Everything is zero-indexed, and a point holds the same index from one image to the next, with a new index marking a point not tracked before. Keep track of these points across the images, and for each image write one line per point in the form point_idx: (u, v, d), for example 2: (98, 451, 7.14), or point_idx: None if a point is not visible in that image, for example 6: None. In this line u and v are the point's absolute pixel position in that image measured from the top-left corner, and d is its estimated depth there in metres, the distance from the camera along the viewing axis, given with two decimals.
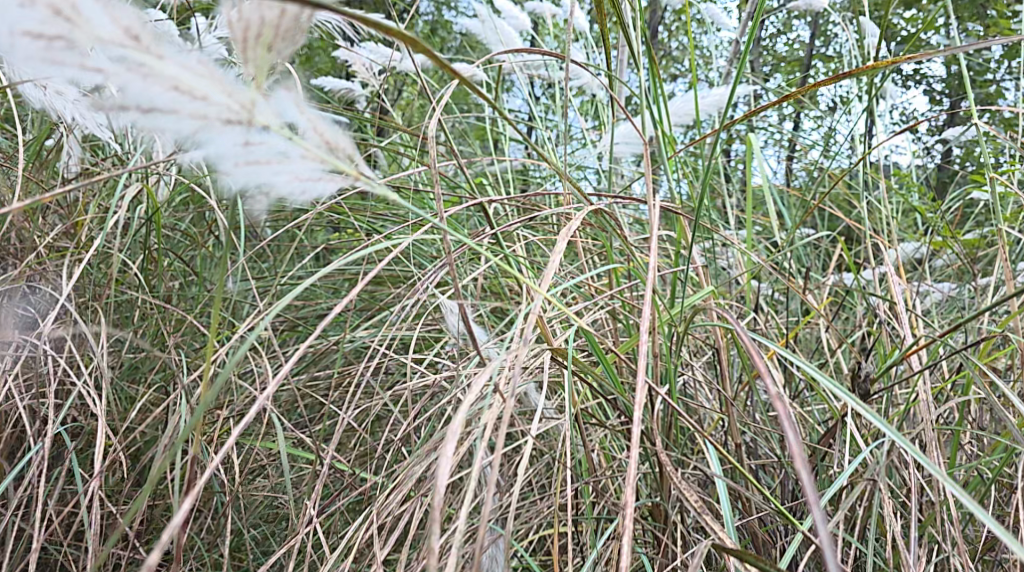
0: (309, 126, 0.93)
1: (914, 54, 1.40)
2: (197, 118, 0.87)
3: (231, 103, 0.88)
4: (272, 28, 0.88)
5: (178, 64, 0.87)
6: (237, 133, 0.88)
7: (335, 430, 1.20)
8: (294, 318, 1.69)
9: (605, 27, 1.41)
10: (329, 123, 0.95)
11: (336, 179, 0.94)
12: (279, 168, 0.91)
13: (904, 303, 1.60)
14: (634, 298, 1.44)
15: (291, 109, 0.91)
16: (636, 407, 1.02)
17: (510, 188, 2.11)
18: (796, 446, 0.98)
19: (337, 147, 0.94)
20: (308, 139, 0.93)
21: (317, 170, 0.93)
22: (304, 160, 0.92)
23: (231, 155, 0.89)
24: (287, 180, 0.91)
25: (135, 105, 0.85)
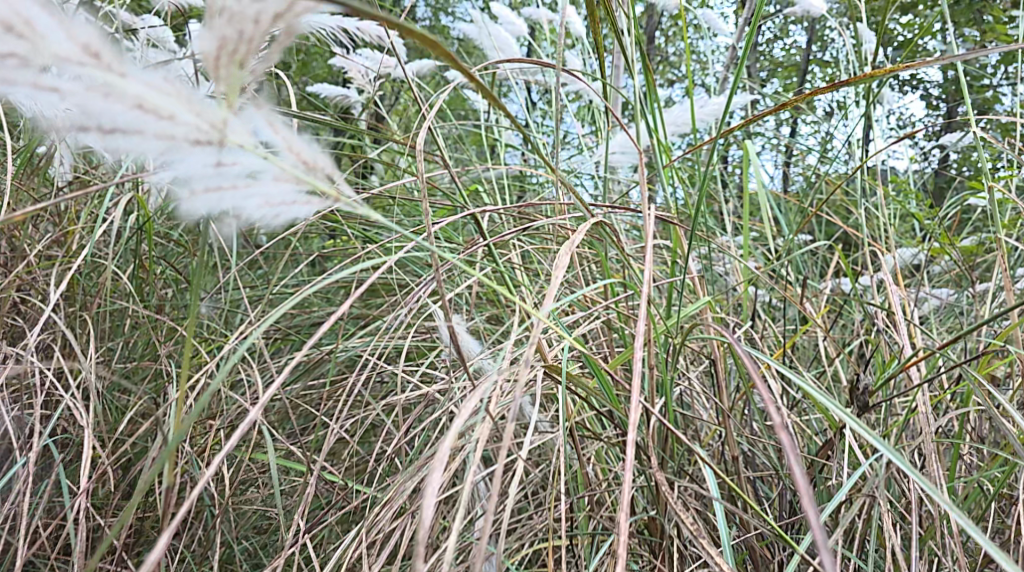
0: (284, 145, 0.95)
1: (910, 61, 1.39)
2: (163, 137, 0.88)
3: (200, 123, 0.89)
4: (246, 43, 0.88)
5: (143, 82, 0.88)
6: (207, 154, 0.90)
7: (327, 444, 1.19)
8: (288, 327, 1.67)
9: (599, 34, 1.40)
10: (305, 142, 0.96)
11: (312, 199, 0.97)
12: (249, 191, 0.93)
13: (903, 312, 1.58)
14: (629, 307, 1.43)
15: (265, 129, 0.93)
16: (631, 420, 1.01)
17: (506, 195, 2.10)
18: (795, 461, 0.97)
19: (314, 166, 0.96)
20: (284, 159, 0.95)
21: (290, 191, 0.95)
22: (276, 182, 0.94)
23: (200, 177, 0.91)
24: (258, 204, 0.94)
25: (96, 125, 0.86)
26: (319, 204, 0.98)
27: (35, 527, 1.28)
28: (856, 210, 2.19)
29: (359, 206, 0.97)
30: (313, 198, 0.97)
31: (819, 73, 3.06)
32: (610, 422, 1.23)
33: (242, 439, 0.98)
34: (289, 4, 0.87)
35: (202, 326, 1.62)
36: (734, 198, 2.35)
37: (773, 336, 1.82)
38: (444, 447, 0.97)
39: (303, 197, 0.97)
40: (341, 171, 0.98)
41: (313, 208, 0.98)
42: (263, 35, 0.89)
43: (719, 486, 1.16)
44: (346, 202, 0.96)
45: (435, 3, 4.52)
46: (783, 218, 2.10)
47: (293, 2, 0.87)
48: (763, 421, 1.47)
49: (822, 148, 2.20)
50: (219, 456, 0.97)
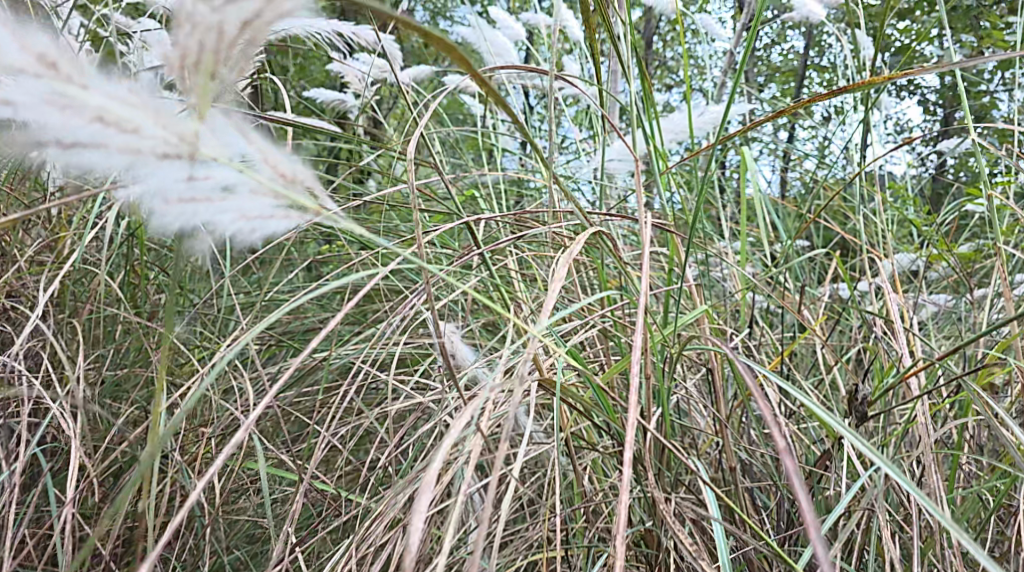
0: (259, 158, 0.94)
1: (909, 68, 1.38)
2: (128, 151, 0.87)
3: (168, 136, 0.89)
4: (209, 54, 0.88)
5: (104, 94, 0.88)
6: (178, 167, 0.89)
7: (320, 454, 1.17)
8: (282, 334, 1.66)
9: (596, 40, 1.39)
10: (282, 155, 0.96)
11: (291, 214, 0.95)
12: (224, 205, 0.91)
13: (902, 321, 1.57)
14: (627, 316, 1.42)
15: (240, 141, 0.93)
16: (629, 432, 0.99)
17: (503, 201, 2.09)
18: (797, 474, 0.96)
19: (294, 181, 0.96)
20: (260, 172, 0.94)
21: (268, 206, 0.93)
22: (253, 196, 0.92)
23: (172, 190, 0.89)
24: (234, 218, 0.92)
25: (55, 139, 0.86)
26: (300, 220, 0.96)
27: (25, 536, 1.27)
28: (854, 215, 2.18)
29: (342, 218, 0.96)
30: (293, 213, 0.95)
31: (818, 78, 3.04)
32: (606, 433, 1.22)
33: (234, 450, 0.98)
34: (257, 11, 0.87)
35: (195, 331, 1.61)
36: (730, 203, 2.34)
37: (771, 343, 1.81)
38: (439, 459, 0.96)
39: (283, 213, 0.95)
40: (320, 184, 0.97)
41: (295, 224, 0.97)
42: (229, 45, 0.88)
43: (714, 496, 1.16)
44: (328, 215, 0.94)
45: (434, 7, 4.50)
46: (781, 225, 2.08)
47: (261, 10, 0.87)
48: (760, 430, 1.46)
49: (821, 154, 2.19)
50: (210, 468, 0.97)
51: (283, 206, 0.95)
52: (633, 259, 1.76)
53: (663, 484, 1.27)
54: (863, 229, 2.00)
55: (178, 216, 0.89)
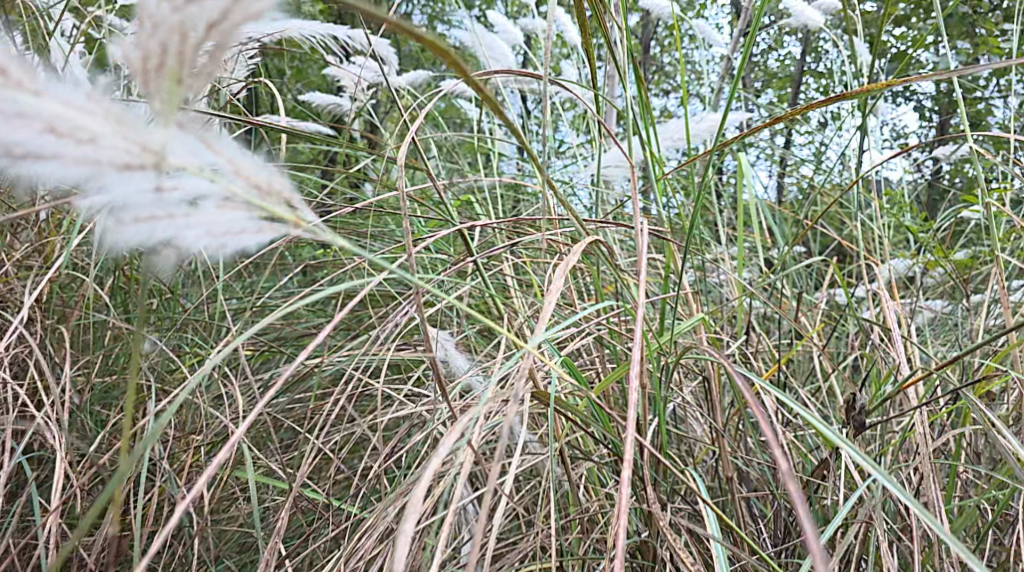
0: (231, 168, 0.89)
1: (906, 75, 1.37)
2: (85, 162, 0.82)
3: (128, 145, 0.84)
4: (174, 55, 0.84)
5: (58, 101, 0.83)
6: (143, 179, 0.84)
7: (310, 463, 1.16)
8: (274, 341, 1.64)
9: (592, 45, 1.38)
10: (254, 165, 0.91)
11: (266, 228, 0.91)
12: (188, 221, 0.86)
13: (899, 330, 1.56)
14: (622, 325, 1.40)
15: (207, 151, 0.88)
16: (625, 445, 0.98)
17: (499, 207, 2.08)
18: (796, 489, 0.94)
19: (270, 192, 0.91)
20: (232, 183, 0.89)
21: (240, 220, 0.89)
22: (221, 210, 0.88)
23: (138, 204, 0.85)
24: (201, 234, 0.87)
25: (4, 150, 0.81)
26: (276, 233, 0.91)
27: (10, 547, 1.26)
28: (850, 223, 2.16)
29: (321, 230, 0.92)
30: (269, 227, 0.90)
31: (815, 84, 3.03)
32: (599, 444, 1.21)
33: (224, 461, 0.99)
34: (224, 12, 0.84)
35: (186, 337, 1.60)
36: (727, 210, 2.33)
37: (768, 351, 1.80)
38: (430, 472, 0.95)
39: (258, 227, 0.90)
40: (298, 194, 0.92)
41: (272, 238, 0.92)
42: (196, 48, 0.84)
43: (708, 510, 1.15)
44: (308, 227, 0.90)
45: (431, 11, 4.49)
46: (777, 232, 2.07)
47: (227, 11, 0.84)
48: (756, 440, 1.44)
49: (817, 161, 2.18)
50: (200, 478, 0.97)
51: (258, 220, 0.90)
52: (629, 265, 1.75)
53: (657, 495, 1.26)
54: (860, 237, 1.99)
55: (141, 232, 0.85)
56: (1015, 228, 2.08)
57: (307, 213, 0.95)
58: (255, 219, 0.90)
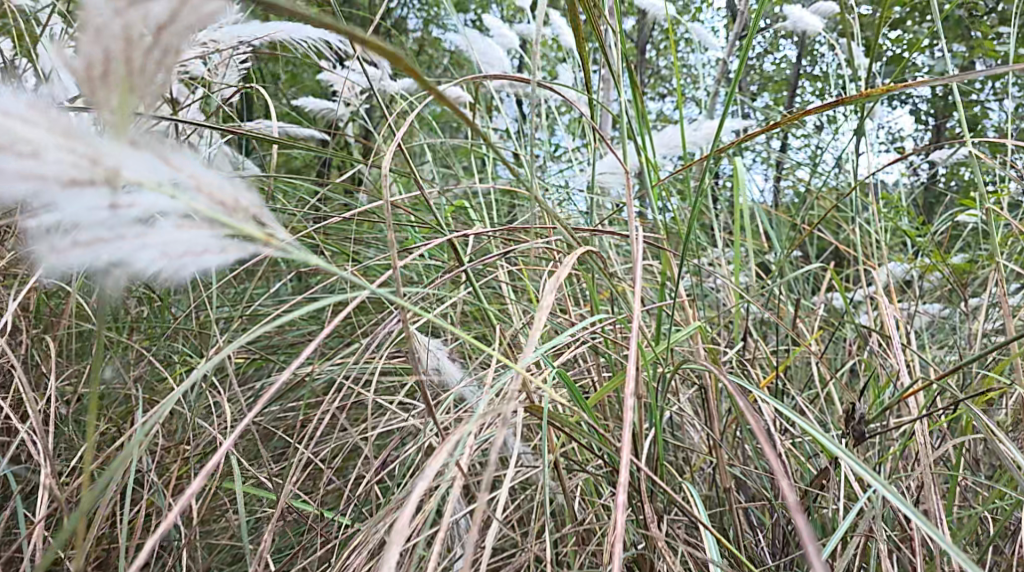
0: (193, 183, 0.86)
1: (903, 82, 1.35)
2: (29, 177, 0.79)
3: (77, 160, 0.81)
4: (122, 63, 0.80)
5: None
6: (95, 195, 0.81)
7: (301, 474, 1.15)
8: (265, 350, 1.62)
9: (588, 49, 1.36)
10: (217, 180, 0.87)
11: (230, 248, 0.87)
12: (142, 241, 0.83)
13: (897, 336, 1.54)
14: (617, 333, 1.38)
15: (164, 165, 0.84)
16: (622, 458, 0.96)
17: (495, 213, 2.06)
18: (797, 502, 0.92)
19: (237, 209, 0.87)
20: (195, 200, 0.85)
21: (201, 239, 0.86)
22: (179, 229, 0.85)
23: (89, 222, 0.82)
24: (156, 256, 0.84)
25: None
26: (241, 253, 0.88)
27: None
28: (847, 227, 2.15)
29: (291, 248, 0.89)
30: (233, 247, 0.87)
31: (810, 88, 3.02)
32: (594, 456, 1.19)
33: (212, 471, 0.96)
34: (173, 13, 0.81)
35: (177, 346, 1.59)
36: (724, 215, 2.31)
37: (764, 357, 1.78)
38: (422, 486, 0.94)
39: (221, 245, 0.87)
40: (266, 209, 0.89)
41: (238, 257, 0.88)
42: (145, 53, 0.81)
43: (705, 522, 1.13)
44: (277, 246, 0.87)
45: (426, 16, 4.49)
46: (774, 238, 2.06)
47: (177, 10, 0.81)
48: (753, 449, 1.43)
49: (813, 165, 2.16)
50: (189, 489, 0.95)
51: (221, 239, 0.87)
52: (625, 271, 1.74)
53: (653, 506, 1.25)
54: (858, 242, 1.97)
55: (87, 254, 0.81)
56: (1013, 233, 2.06)
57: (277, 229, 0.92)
58: (219, 237, 0.87)
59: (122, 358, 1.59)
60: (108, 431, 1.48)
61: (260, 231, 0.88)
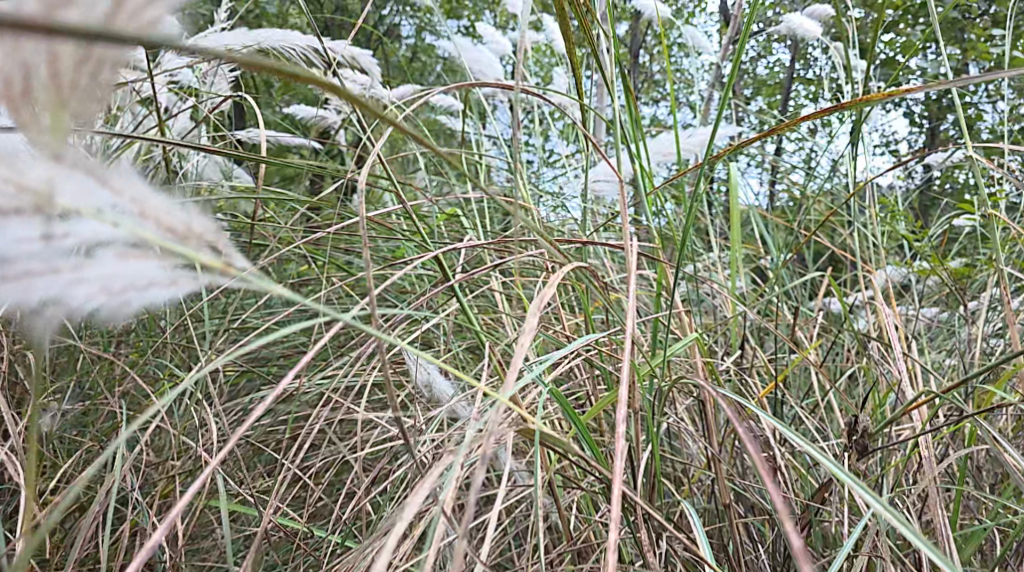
0: (135, 209, 0.83)
1: (901, 87, 1.32)
2: None
3: (4, 186, 0.78)
4: (46, 78, 0.78)
5: None
6: (28, 225, 0.78)
7: (290, 493, 1.13)
8: (255, 365, 1.60)
9: (580, 58, 1.32)
10: (164, 205, 0.84)
11: (178, 280, 0.85)
12: (80, 277, 0.81)
13: (898, 345, 1.50)
14: (612, 347, 1.35)
15: (105, 192, 0.81)
16: (616, 479, 0.93)
17: (489, 222, 2.03)
18: (789, 520, 0.89)
19: (189, 236, 0.85)
20: (140, 228, 0.83)
21: (148, 270, 0.83)
22: (121, 261, 0.82)
23: (23, 255, 0.79)
24: (96, 292, 0.82)
25: None
26: (192, 285, 0.86)
27: None
28: (845, 232, 2.12)
29: (249, 278, 0.85)
30: (182, 278, 0.85)
31: (804, 90, 2.99)
32: (588, 473, 1.17)
33: (198, 490, 0.94)
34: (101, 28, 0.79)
35: (164, 361, 1.57)
36: (720, 220, 2.29)
37: (761, 364, 1.76)
38: (411, 511, 0.91)
39: (169, 277, 0.85)
40: (221, 237, 0.86)
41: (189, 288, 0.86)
42: (72, 67, 0.79)
43: (702, 542, 1.10)
44: (233, 274, 0.85)
45: (420, 23, 4.45)
46: (771, 244, 2.03)
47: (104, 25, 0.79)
48: (751, 463, 1.40)
49: (808, 171, 2.13)
50: (174, 510, 0.93)
51: (168, 271, 0.84)
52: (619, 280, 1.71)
53: (649, 524, 1.22)
54: (855, 248, 1.94)
55: (17, 289, 0.78)
56: (1012, 236, 2.04)
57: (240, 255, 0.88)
58: (167, 269, 0.84)
59: (109, 373, 1.57)
60: (95, 448, 1.47)
61: (214, 259, 0.86)
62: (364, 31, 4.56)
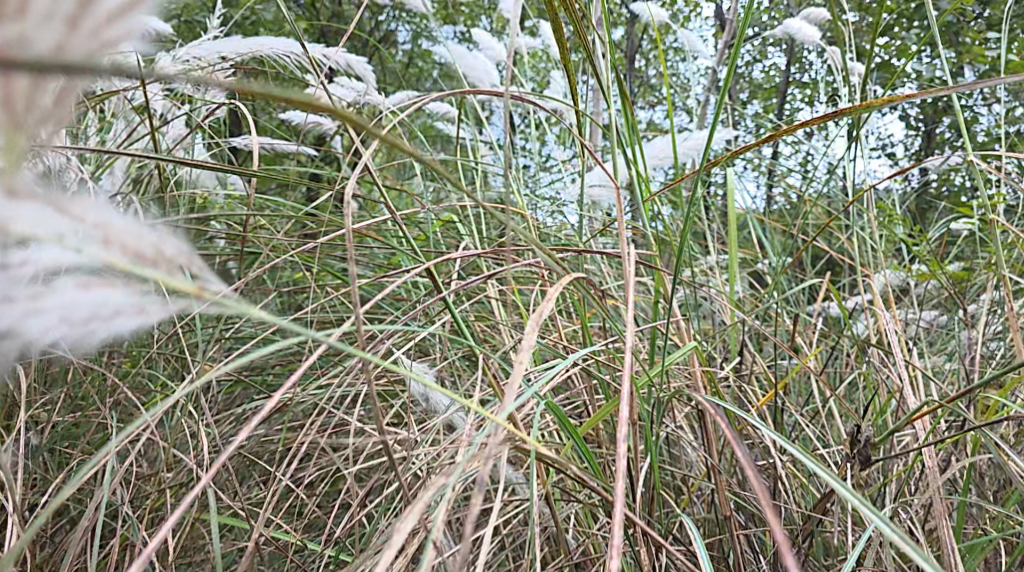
0: (100, 234, 0.78)
1: (902, 93, 1.29)
2: None
3: None
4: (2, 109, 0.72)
5: None
6: None
7: (282, 508, 1.11)
8: (247, 377, 1.58)
9: (574, 65, 1.30)
10: (131, 231, 0.80)
11: (146, 308, 0.80)
12: (37, 310, 0.75)
13: (900, 352, 1.48)
14: (610, 356, 1.32)
15: (67, 218, 0.77)
16: (615, 497, 0.91)
17: (483, 229, 2.01)
18: (786, 540, 0.87)
19: (160, 260, 0.80)
20: (106, 254, 0.78)
21: (114, 298, 0.78)
22: (83, 291, 0.77)
23: None
24: (56, 323, 0.76)
25: None
26: (162, 313, 0.81)
27: None
28: (843, 237, 2.10)
29: (225, 302, 0.83)
30: (151, 306, 0.80)
31: (800, 95, 2.97)
32: (587, 485, 1.15)
33: (188, 506, 0.91)
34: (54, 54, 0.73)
35: (155, 371, 1.55)
36: (717, 225, 2.27)
37: (760, 370, 1.74)
38: (407, 527, 0.89)
39: (137, 305, 0.80)
40: (190, 260, 0.82)
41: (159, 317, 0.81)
42: (30, 96, 0.72)
43: (701, 555, 1.08)
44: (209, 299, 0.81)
45: (415, 28, 4.43)
46: (769, 249, 2.01)
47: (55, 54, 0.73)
48: (752, 473, 1.38)
49: (805, 175, 2.11)
50: (165, 526, 0.91)
51: (135, 299, 0.79)
52: (615, 286, 1.69)
53: (649, 536, 1.20)
54: (854, 253, 1.92)
55: None
56: (1011, 240, 2.01)
57: (212, 279, 0.85)
58: (134, 296, 0.79)
59: (100, 384, 1.55)
60: (84, 461, 1.44)
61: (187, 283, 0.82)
62: (360, 38, 4.55)
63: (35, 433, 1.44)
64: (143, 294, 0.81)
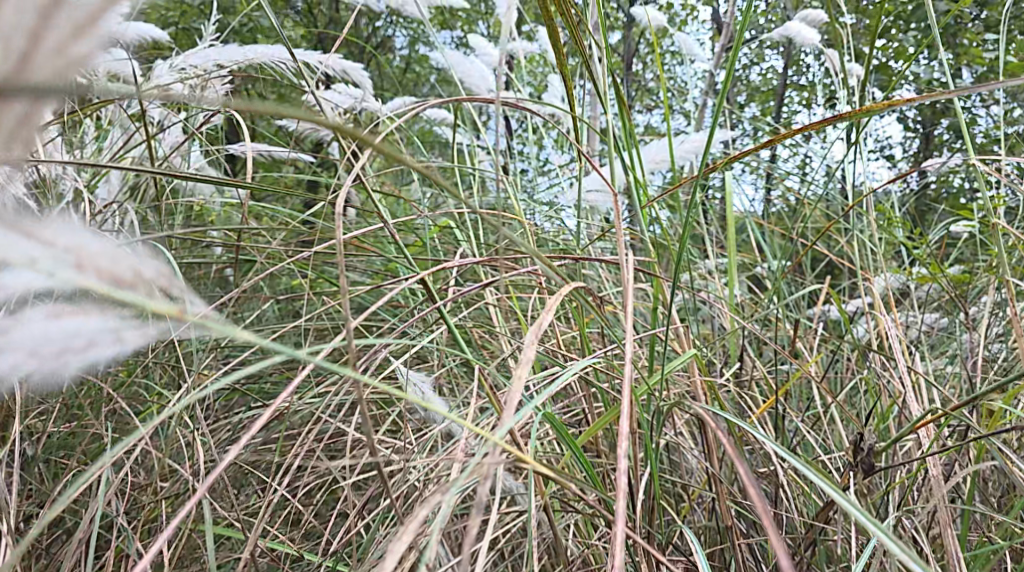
0: (72, 259, 0.77)
1: (903, 96, 1.27)
2: None
3: None
4: None
5: None
6: None
7: (280, 519, 1.09)
8: (242, 387, 1.56)
9: (569, 71, 1.27)
10: (105, 252, 0.79)
11: (123, 335, 0.81)
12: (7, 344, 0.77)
13: (902, 358, 1.46)
14: (609, 365, 1.31)
15: (36, 244, 0.77)
16: (614, 514, 0.89)
17: (480, 235, 1.98)
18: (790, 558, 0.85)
19: (137, 283, 0.80)
20: (79, 279, 0.78)
21: (87, 328, 0.79)
22: (55, 323, 0.78)
23: None
24: (27, 356, 0.78)
25: None
26: (138, 338, 0.82)
27: None
28: (842, 241, 2.08)
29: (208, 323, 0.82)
30: (127, 333, 0.81)
31: (799, 98, 2.95)
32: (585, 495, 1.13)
33: (182, 519, 0.90)
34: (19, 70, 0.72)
35: (151, 381, 1.53)
36: (716, 229, 2.25)
37: (760, 376, 1.72)
38: (404, 542, 0.87)
39: (113, 332, 0.80)
40: (168, 283, 0.81)
41: (138, 340, 0.82)
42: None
43: (701, 567, 1.06)
44: (190, 321, 0.81)
45: (411, 32, 4.40)
46: (768, 253, 1.99)
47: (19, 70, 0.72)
48: (754, 481, 1.36)
49: (804, 178, 2.09)
50: (159, 538, 0.89)
51: (111, 325, 0.80)
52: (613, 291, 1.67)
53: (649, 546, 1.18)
54: (854, 257, 1.90)
55: None
56: (1011, 241, 1.99)
57: (195, 299, 0.84)
58: (109, 322, 0.80)
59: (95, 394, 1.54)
60: (80, 473, 1.43)
61: (168, 304, 0.81)
62: (357, 44, 4.53)
63: (30, 444, 1.42)
64: (123, 318, 0.81)
